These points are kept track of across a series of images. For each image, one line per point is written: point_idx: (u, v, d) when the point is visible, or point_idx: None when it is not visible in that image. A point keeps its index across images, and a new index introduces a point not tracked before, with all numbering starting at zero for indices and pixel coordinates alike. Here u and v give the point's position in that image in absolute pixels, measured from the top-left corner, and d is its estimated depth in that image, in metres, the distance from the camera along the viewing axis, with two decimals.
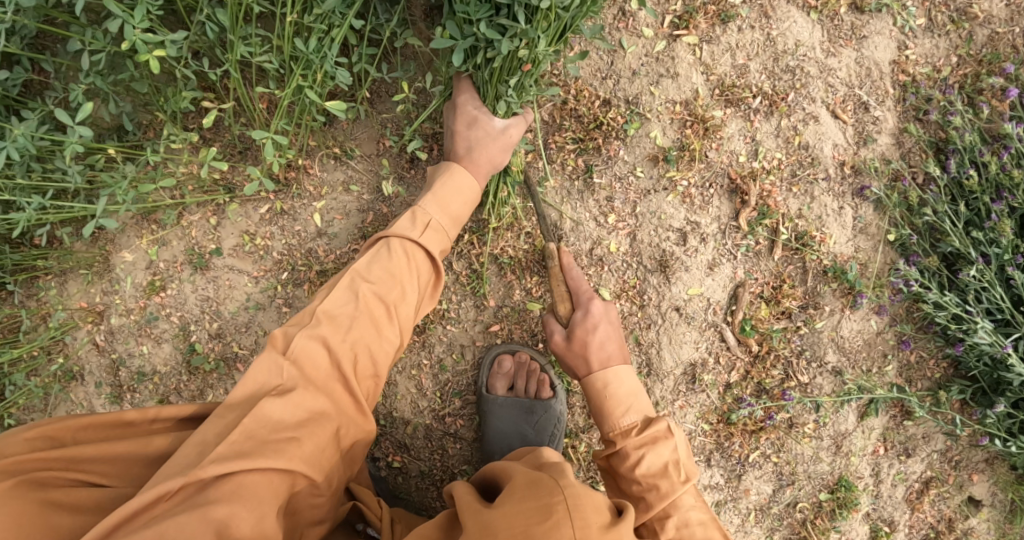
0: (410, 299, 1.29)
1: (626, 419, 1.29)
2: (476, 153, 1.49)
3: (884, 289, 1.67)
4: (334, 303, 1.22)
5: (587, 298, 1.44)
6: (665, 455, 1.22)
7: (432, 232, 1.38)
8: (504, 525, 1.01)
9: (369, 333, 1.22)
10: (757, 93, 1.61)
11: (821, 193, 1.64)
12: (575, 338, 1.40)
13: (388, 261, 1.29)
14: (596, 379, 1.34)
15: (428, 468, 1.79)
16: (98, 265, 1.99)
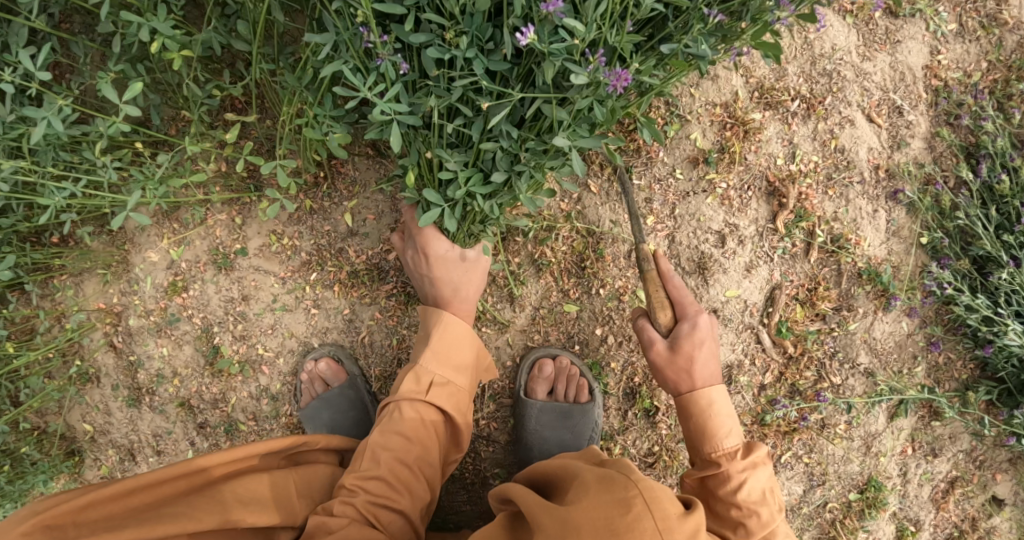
0: (432, 454, 1.41)
1: (728, 441, 1.30)
2: (462, 294, 1.54)
3: (916, 291, 1.69)
4: (362, 475, 1.33)
5: (693, 311, 1.40)
6: (762, 482, 1.26)
7: (440, 388, 1.44)
8: (585, 521, 1.02)
9: (397, 493, 1.34)
10: (795, 96, 1.62)
11: (856, 196, 1.66)
12: (682, 350, 1.36)
13: (405, 420, 1.40)
14: (699, 399, 1.34)
15: (460, 471, 1.78)
16: (116, 265, 1.94)
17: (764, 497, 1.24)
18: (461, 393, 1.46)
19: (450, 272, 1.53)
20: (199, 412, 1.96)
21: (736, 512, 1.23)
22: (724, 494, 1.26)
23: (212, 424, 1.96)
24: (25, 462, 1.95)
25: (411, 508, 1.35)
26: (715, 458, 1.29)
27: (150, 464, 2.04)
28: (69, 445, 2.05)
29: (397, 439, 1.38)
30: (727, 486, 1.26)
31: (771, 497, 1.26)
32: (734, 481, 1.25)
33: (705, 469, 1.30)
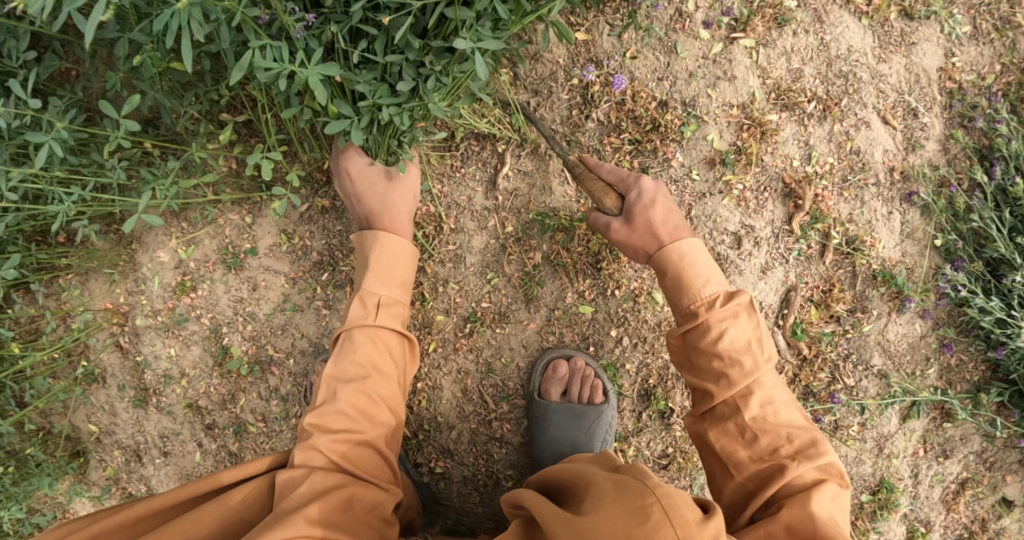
0: (388, 377, 1.38)
1: (706, 291, 1.27)
2: (395, 205, 1.54)
3: (930, 293, 1.69)
4: (318, 412, 1.29)
5: (634, 180, 1.38)
6: (747, 332, 1.23)
7: (387, 309, 1.44)
8: (603, 533, 0.97)
9: (360, 424, 1.31)
10: (811, 97, 1.62)
11: (871, 198, 1.66)
12: (637, 219, 1.35)
13: (354, 345, 1.38)
14: (669, 254, 1.31)
15: (472, 473, 1.77)
16: (123, 264, 1.92)
17: (749, 347, 1.21)
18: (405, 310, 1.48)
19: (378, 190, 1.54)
20: (207, 413, 1.94)
21: (718, 365, 1.21)
22: (705, 346, 1.24)
23: (220, 425, 1.94)
24: (30, 464, 1.93)
25: (376, 436, 1.33)
26: (693, 309, 1.26)
27: (156, 465, 2.02)
28: (74, 445, 2.03)
29: (345, 368, 1.35)
30: (707, 337, 1.23)
31: (758, 346, 1.22)
32: (714, 334, 1.23)
33: (685, 322, 1.27)
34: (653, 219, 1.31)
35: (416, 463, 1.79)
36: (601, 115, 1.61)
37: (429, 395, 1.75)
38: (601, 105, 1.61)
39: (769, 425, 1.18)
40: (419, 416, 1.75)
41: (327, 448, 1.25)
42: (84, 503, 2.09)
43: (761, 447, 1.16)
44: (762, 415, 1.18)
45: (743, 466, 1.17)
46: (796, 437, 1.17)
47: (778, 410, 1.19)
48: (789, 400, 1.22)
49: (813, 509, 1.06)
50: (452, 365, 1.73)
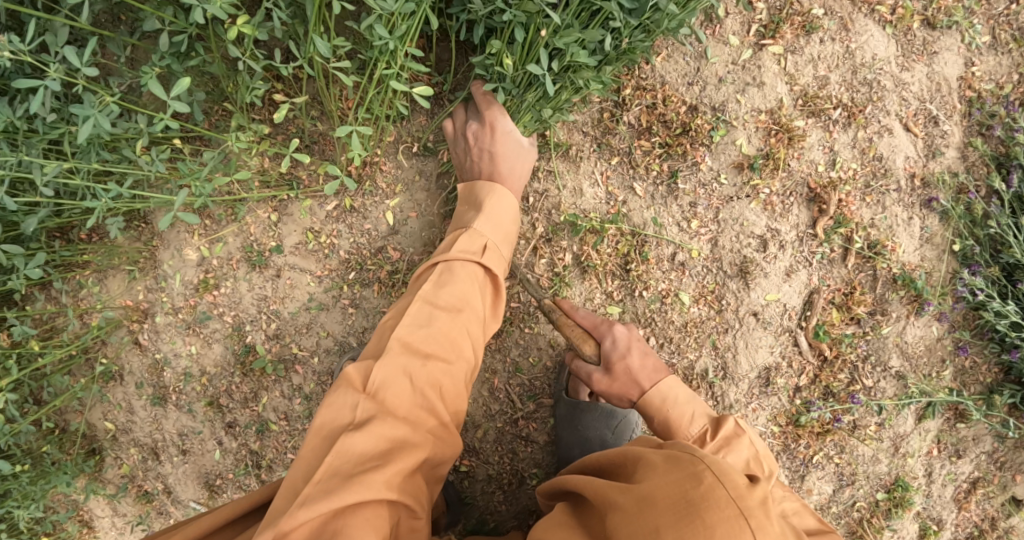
0: (479, 319, 1.33)
1: (694, 428, 1.31)
2: (517, 174, 1.56)
3: (948, 296, 1.72)
4: (411, 338, 1.24)
5: (607, 326, 1.49)
6: (743, 453, 1.25)
7: (491, 254, 1.42)
8: (660, 497, 0.98)
9: (449, 355, 1.26)
10: (837, 104, 1.66)
11: (892, 203, 1.69)
12: (617, 369, 1.42)
13: (454, 277, 1.34)
14: (652, 397, 1.36)
15: (496, 471, 1.79)
16: (143, 262, 1.91)
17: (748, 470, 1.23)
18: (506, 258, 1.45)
19: (512, 156, 1.56)
20: (229, 411, 1.94)
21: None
22: None
23: (241, 423, 1.94)
24: (47, 461, 1.92)
25: (460, 371, 1.27)
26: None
27: (174, 463, 2.01)
28: (90, 443, 2.02)
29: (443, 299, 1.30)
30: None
31: (756, 465, 1.23)
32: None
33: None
34: (630, 367, 1.38)
35: None
36: (632, 118, 1.65)
37: None
38: (632, 108, 1.64)
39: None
40: None
41: (418, 377, 1.21)
42: (99, 501, 2.08)
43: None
44: None
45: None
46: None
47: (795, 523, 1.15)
48: (801, 508, 1.19)
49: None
50: (480, 364, 1.74)
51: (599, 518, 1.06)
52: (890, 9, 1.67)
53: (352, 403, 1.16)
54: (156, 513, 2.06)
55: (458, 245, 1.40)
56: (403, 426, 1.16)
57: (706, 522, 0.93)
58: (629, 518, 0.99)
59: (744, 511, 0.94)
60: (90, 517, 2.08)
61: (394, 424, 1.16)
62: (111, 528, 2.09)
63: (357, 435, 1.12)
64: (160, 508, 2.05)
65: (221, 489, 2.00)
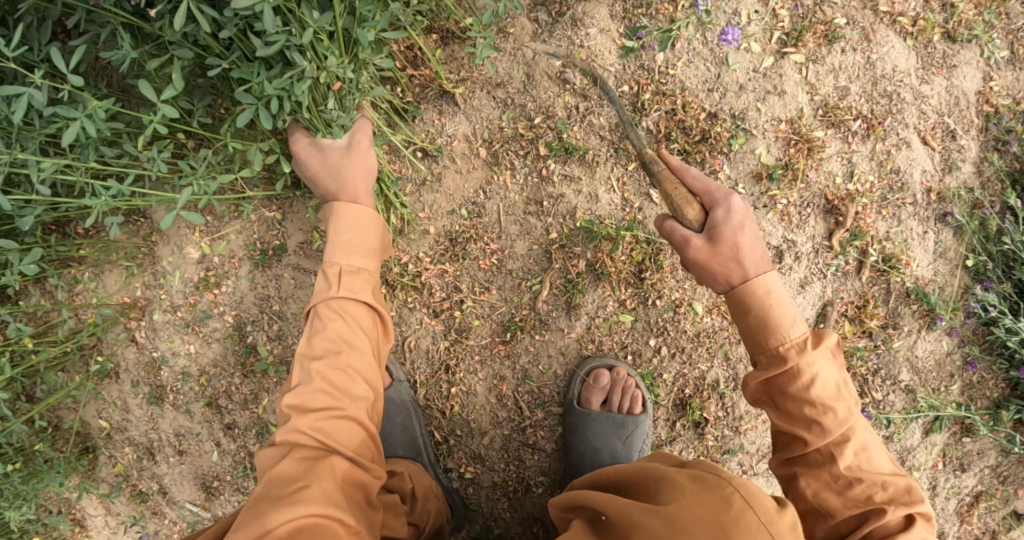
0: (363, 351, 1.34)
1: (795, 332, 1.19)
2: (348, 180, 1.47)
3: (959, 311, 1.72)
4: (296, 391, 1.27)
5: (724, 195, 1.29)
6: (835, 374, 1.18)
7: (350, 279, 1.38)
8: (693, 523, 1.03)
9: (339, 399, 1.29)
10: (857, 116, 1.64)
11: (908, 216, 1.68)
12: (722, 240, 1.25)
13: (321, 322, 1.33)
14: (759, 289, 1.22)
15: (501, 479, 1.76)
16: (142, 257, 1.86)
17: (839, 392, 1.17)
18: (372, 278, 1.42)
19: (333, 166, 1.48)
20: (228, 412, 1.90)
21: (812, 414, 1.17)
22: (794, 391, 1.18)
23: (241, 425, 1.90)
24: (39, 460, 1.87)
25: (358, 410, 1.30)
26: (782, 352, 1.19)
27: (170, 464, 1.97)
28: (84, 441, 1.98)
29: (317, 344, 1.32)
30: (798, 382, 1.17)
31: (846, 390, 1.18)
32: (805, 377, 1.17)
33: (769, 367, 1.20)
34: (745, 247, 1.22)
35: (445, 469, 1.77)
36: (651, 123, 1.62)
37: (462, 400, 1.74)
38: (651, 113, 1.62)
39: (864, 473, 1.15)
40: (452, 421, 1.75)
41: (312, 420, 1.25)
42: (92, 500, 2.04)
43: (853, 495, 1.14)
44: (857, 462, 1.16)
45: (839, 511, 1.15)
46: (891, 484, 1.14)
47: (872, 455, 1.17)
48: (876, 441, 1.20)
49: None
50: (488, 370, 1.71)
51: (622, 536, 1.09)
52: (911, 20, 1.65)
53: (267, 453, 1.25)
54: (150, 513, 2.02)
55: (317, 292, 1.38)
56: (309, 458, 1.22)
57: None
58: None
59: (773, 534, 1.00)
60: (82, 517, 2.04)
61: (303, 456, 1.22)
62: (103, 528, 2.04)
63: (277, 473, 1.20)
64: (155, 508, 2.02)
65: (219, 491, 1.97)
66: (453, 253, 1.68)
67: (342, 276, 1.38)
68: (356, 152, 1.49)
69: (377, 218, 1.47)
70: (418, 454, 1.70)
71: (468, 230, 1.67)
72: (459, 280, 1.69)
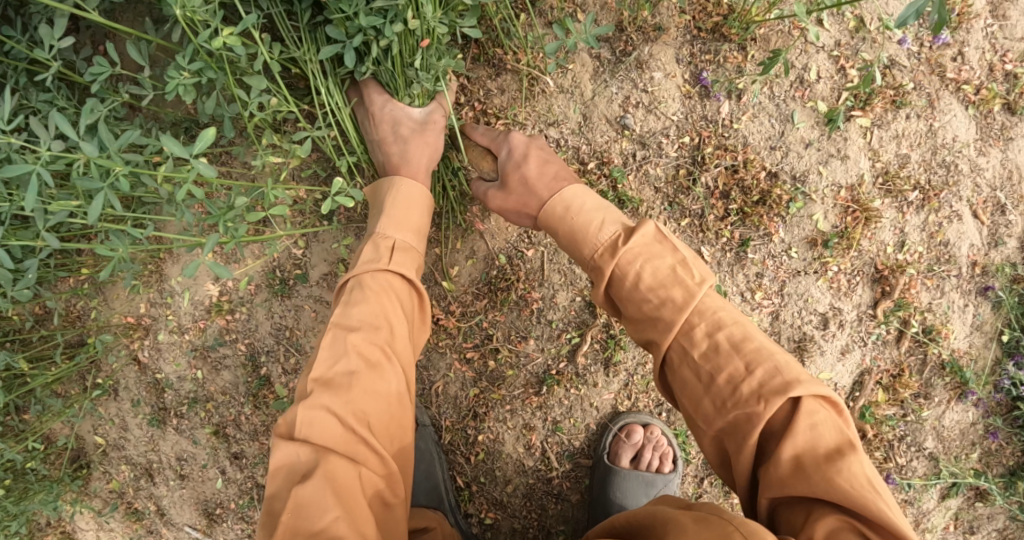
0: (402, 331, 1.22)
1: (603, 233, 1.21)
2: (413, 155, 1.40)
3: (989, 385, 1.72)
4: (325, 366, 1.14)
5: (505, 136, 1.43)
6: (666, 259, 1.14)
7: (400, 255, 1.30)
8: None
9: (366, 379, 1.14)
10: (914, 186, 1.61)
11: (951, 288, 1.66)
12: (512, 181, 1.36)
13: (364, 291, 1.23)
14: (555, 206, 1.28)
15: (522, 526, 1.72)
16: (149, 275, 1.74)
17: (674, 276, 1.12)
18: (419, 259, 1.35)
19: (401, 136, 1.41)
20: (235, 441, 1.82)
21: (647, 308, 1.12)
22: (627, 292, 1.15)
23: (248, 454, 1.82)
24: (30, 478, 1.79)
25: (388, 397, 1.15)
26: (597, 259, 1.19)
27: (169, 486, 1.89)
28: (78, 457, 1.90)
29: (355, 322, 1.19)
30: (627, 282, 1.15)
31: (684, 270, 1.12)
32: (630, 277, 1.14)
33: (597, 279, 1.19)
34: (526, 174, 1.33)
35: (464, 514, 1.72)
36: (709, 178, 1.57)
37: (487, 447, 1.68)
38: (710, 168, 1.57)
39: (724, 356, 1.04)
40: (475, 466, 1.69)
41: (348, 420, 1.09)
42: (84, 515, 1.96)
43: (719, 386, 1.03)
44: (710, 344, 1.06)
45: (710, 417, 1.04)
46: (757, 365, 1.02)
47: (732, 333, 1.06)
48: (745, 321, 1.09)
49: (827, 480, 0.93)
50: (518, 419, 1.66)
51: None
52: (976, 89, 1.61)
53: (290, 459, 1.07)
54: (145, 533, 1.95)
55: (361, 261, 1.28)
56: (344, 477, 1.05)
57: None
58: None
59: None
60: (73, 530, 1.98)
61: (334, 472, 1.04)
62: None
63: (303, 491, 1.01)
64: (149, 527, 1.94)
65: (221, 519, 1.89)
66: (492, 300, 1.60)
67: (391, 253, 1.29)
68: (428, 130, 1.42)
69: (428, 197, 1.41)
70: (440, 503, 1.62)
71: (508, 277, 1.59)
72: (494, 328, 1.61)
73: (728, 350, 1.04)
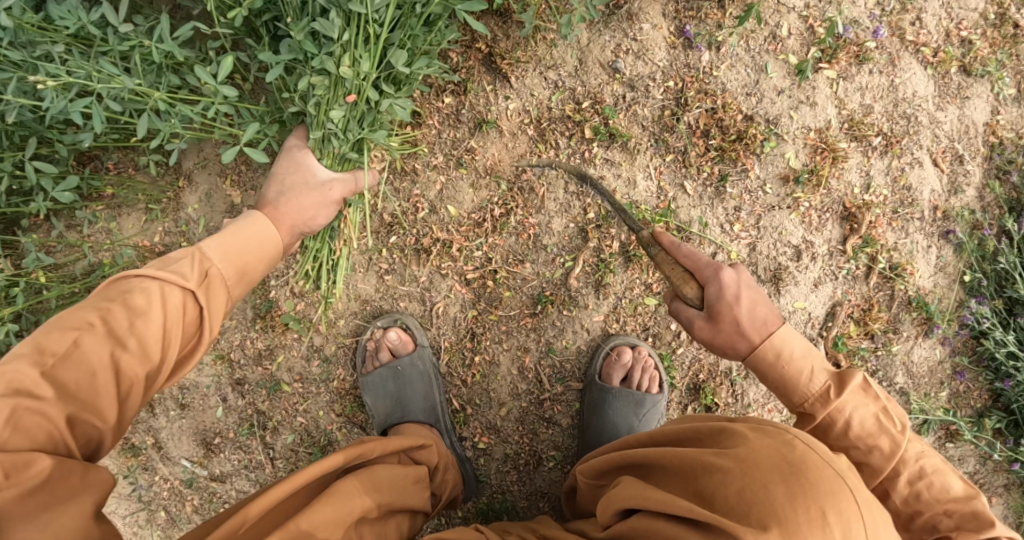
0: (169, 362, 1.12)
1: (815, 382, 1.20)
2: (288, 202, 1.45)
3: (953, 322, 1.82)
4: (63, 365, 1.00)
5: (714, 270, 1.30)
6: (870, 406, 1.16)
7: (213, 283, 1.21)
8: (766, 458, 0.93)
9: (103, 401, 1.03)
10: (878, 132, 1.77)
11: (915, 230, 1.79)
12: (723, 320, 1.27)
13: (151, 300, 1.11)
14: (765, 351, 1.23)
15: (513, 451, 1.79)
16: (167, 203, 1.86)
17: (880, 425, 1.14)
18: (232, 296, 1.27)
19: (290, 185, 1.47)
20: (239, 367, 1.89)
21: (855, 455, 1.15)
22: (835, 437, 1.17)
23: (250, 381, 1.89)
24: None
25: (117, 428, 1.06)
26: (808, 407, 1.19)
27: (169, 417, 1.94)
28: None
29: (130, 339, 1.07)
30: (836, 428, 1.16)
31: (888, 418, 1.14)
32: (840, 423, 1.16)
33: (806, 425, 1.20)
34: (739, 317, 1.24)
35: (458, 438, 1.80)
36: (692, 119, 1.73)
37: (483, 369, 1.77)
38: (692, 109, 1.73)
39: (924, 504, 1.10)
40: (471, 389, 1.78)
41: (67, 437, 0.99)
42: None
43: (918, 529, 1.11)
44: (913, 494, 1.11)
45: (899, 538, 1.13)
46: (956, 510, 1.07)
47: (932, 482, 1.11)
48: (942, 466, 1.13)
49: None
50: (513, 341, 1.75)
51: (688, 481, 0.97)
52: (933, 52, 1.76)
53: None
54: (141, 470, 1.95)
55: (168, 268, 1.17)
56: (48, 505, 0.94)
57: (813, 479, 0.90)
58: (739, 481, 0.91)
59: (842, 471, 0.92)
60: None
61: (39, 500, 0.93)
62: None
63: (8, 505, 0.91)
64: (146, 463, 1.95)
65: (218, 449, 1.92)
66: (492, 224, 1.73)
67: (199, 281, 1.19)
68: (321, 190, 1.49)
69: (277, 250, 1.38)
70: (436, 421, 1.72)
71: (506, 203, 1.72)
72: (494, 252, 1.73)
73: (929, 498, 1.10)
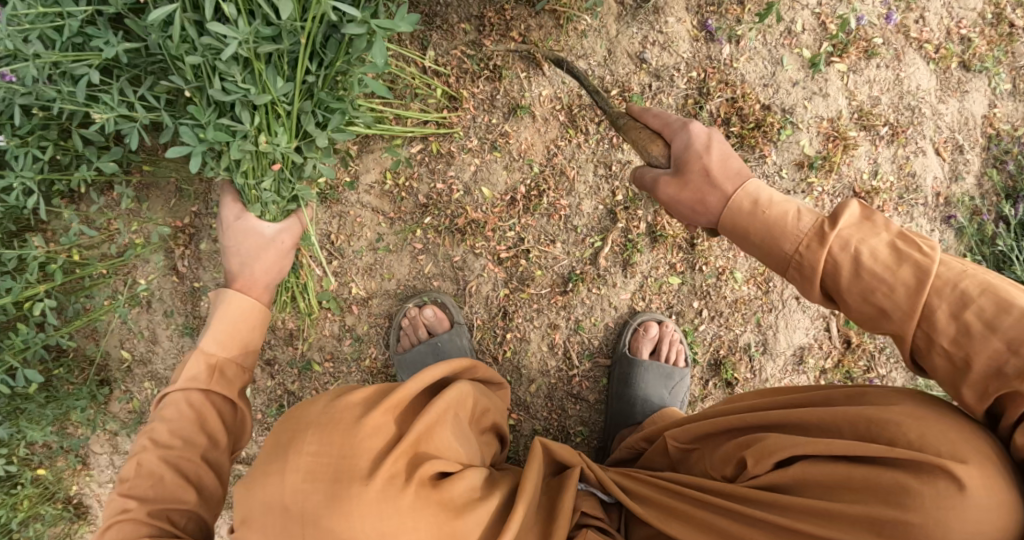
0: (220, 443, 1.22)
1: (804, 224, 1.03)
2: (248, 268, 1.36)
3: None
4: (136, 484, 1.13)
5: (681, 124, 1.17)
6: (880, 237, 1.00)
7: (226, 371, 1.27)
8: (934, 408, 0.96)
9: (182, 492, 1.16)
10: (885, 122, 1.89)
11: (919, 215, 1.92)
12: (690, 172, 1.12)
13: (181, 409, 1.20)
14: (742, 199, 1.08)
15: (542, 427, 1.84)
16: (198, 185, 1.89)
17: (895, 254, 0.97)
18: (251, 372, 1.32)
19: (243, 247, 1.37)
20: (268, 347, 1.86)
21: (876, 299, 0.97)
22: (843, 282, 1.00)
23: (280, 362, 1.86)
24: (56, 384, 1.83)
25: (204, 503, 1.19)
26: (801, 252, 1.02)
27: None
28: (101, 372, 1.95)
29: (176, 440, 1.18)
30: (839, 270, 1.00)
31: (904, 244, 0.98)
32: (843, 262, 0.99)
33: (804, 278, 1.03)
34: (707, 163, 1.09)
35: None
36: (714, 107, 1.83)
37: (513, 346, 1.83)
38: (714, 99, 1.83)
39: (979, 340, 0.90)
40: (501, 366, 1.83)
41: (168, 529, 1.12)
42: (99, 436, 1.98)
43: (983, 374, 0.91)
44: (959, 330, 0.92)
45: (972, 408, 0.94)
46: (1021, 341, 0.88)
47: (983, 305, 0.91)
48: (998, 281, 0.93)
49: None
50: (543, 319, 1.82)
51: (854, 431, 1.00)
52: (935, 48, 1.89)
53: None
54: None
55: (185, 371, 1.25)
56: None
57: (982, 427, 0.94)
58: (915, 427, 0.95)
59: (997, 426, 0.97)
60: (85, 453, 1.97)
61: None
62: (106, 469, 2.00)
63: None
64: None
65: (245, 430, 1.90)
66: (525, 205, 1.80)
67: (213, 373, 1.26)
68: (277, 248, 1.40)
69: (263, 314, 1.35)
70: None
71: (537, 185, 1.80)
72: (526, 232, 1.80)
73: (982, 331, 0.90)
